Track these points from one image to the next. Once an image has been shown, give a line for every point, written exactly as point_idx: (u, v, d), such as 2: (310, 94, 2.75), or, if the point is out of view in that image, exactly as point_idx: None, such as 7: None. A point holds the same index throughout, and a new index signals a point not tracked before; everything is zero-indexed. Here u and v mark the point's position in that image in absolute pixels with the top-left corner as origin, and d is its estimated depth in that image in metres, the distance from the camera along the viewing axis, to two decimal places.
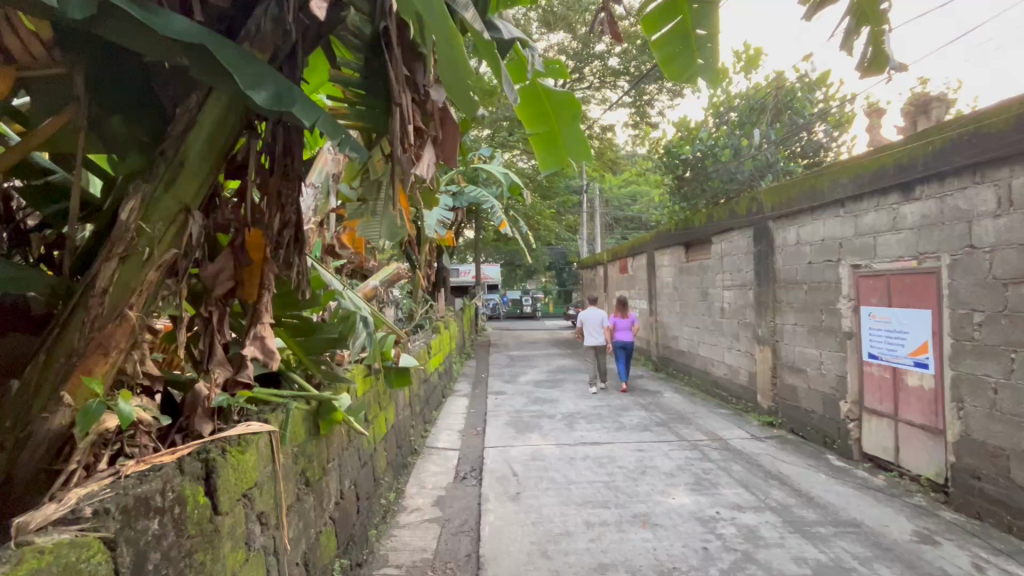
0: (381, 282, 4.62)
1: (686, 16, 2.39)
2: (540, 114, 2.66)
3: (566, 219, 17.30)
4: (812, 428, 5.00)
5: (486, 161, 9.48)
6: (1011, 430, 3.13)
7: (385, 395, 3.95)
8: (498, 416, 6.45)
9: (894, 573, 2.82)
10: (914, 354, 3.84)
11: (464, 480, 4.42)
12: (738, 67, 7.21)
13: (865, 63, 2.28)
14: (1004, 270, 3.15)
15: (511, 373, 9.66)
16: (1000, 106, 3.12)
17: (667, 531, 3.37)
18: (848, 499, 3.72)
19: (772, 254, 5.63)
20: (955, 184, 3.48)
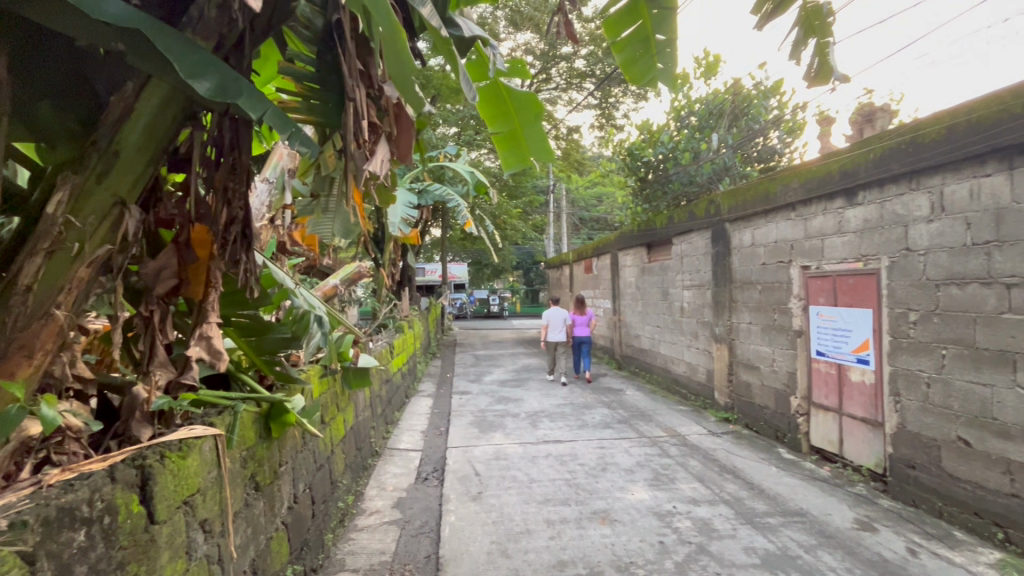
0: (341, 281, 4.52)
1: (647, 20, 2.42)
2: (502, 113, 2.65)
3: (533, 219, 17.38)
4: (765, 422, 5.21)
5: (452, 160, 9.40)
6: (942, 422, 3.34)
7: (343, 396, 3.86)
8: (461, 416, 6.43)
9: (836, 559, 2.96)
10: (856, 351, 4.05)
11: (425, 481, 4.38)
12: (698, 73, 7.41)
13: (811, 73, 2.35)
14: (936, 272, 3.35)
15: (477, 372, 9.64)
16: (935, 118, 3.31)
17: (625, 526, 3.43)
18: (796, 490, 3.88)
19: (728, 255, 5.82)
20: (893, 190, 3.68)
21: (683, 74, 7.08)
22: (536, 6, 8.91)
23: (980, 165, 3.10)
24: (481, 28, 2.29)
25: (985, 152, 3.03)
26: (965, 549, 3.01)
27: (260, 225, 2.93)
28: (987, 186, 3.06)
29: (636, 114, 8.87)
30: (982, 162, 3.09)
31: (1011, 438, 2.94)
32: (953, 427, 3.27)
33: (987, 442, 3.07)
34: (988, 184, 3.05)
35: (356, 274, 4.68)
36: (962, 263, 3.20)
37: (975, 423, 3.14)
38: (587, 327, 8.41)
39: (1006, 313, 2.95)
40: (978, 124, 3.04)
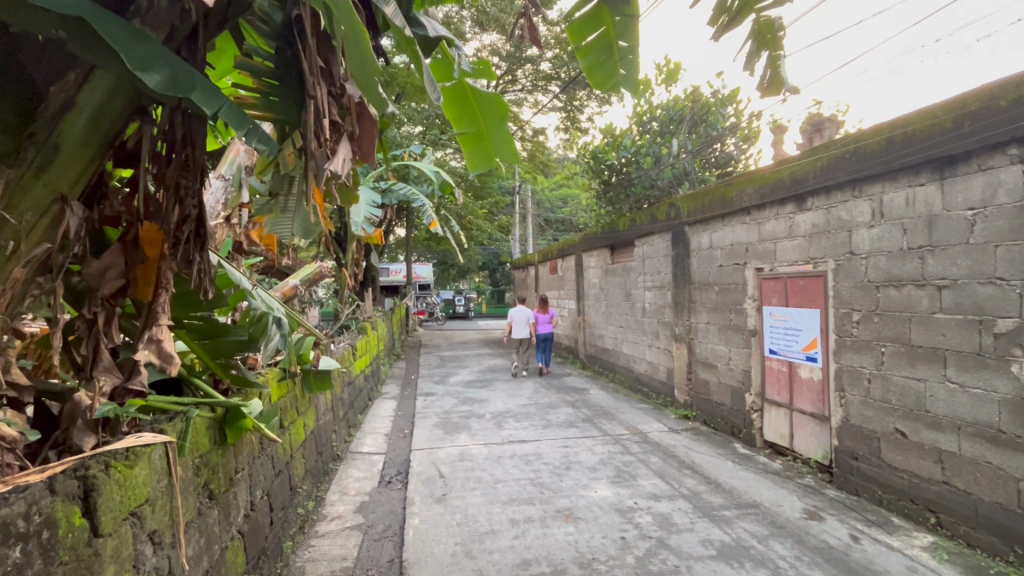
0: (301, 282, 4.40)
1: (609, 27, 2.47)
2: (467, 114, 2.66)
3: (498, 219, 17.38)
4: (721, 419, 5.40)
5: (417, 159, 9.31)
6: (881, 415, 3.55)
7: (302, 400, 3.76)
8: (426, 418, 6.37)
9: (786, 548, 3.10)
10: (805, 349, 4.25)
11: (389, 484, 4.32)
12: (659, 79, 7.60)
13: (764, 83, 2.45)
14: (877, 274, 3.57)
15: (442, 374, 9.57)
16: (875, 129, 3.52)
17: (589, 523, 3.49)
18: (750, 483, 4.05)
19: (688, 257, 6.00)
20: (838, 197, 3.90)
21: (645, 79, 7.25)
22: (502, 7, 8.95)
23: (915, 175, 3.31)
24: (446, 29, 2.29)
25: (919, 162, 3.25)
26: (901, 534, 3.22)
27: (215, 224, 2.83)
28: (920, 194, 3.28)
29: (600, 118, 9.01)
30: (916, 171, 3.30)
31: (941, 430, 3.16)
32: (891, 420, 3.48)
33: (921, 433, 3.29)
34: (922, 193, 3.27)
35: (317, 274, 4.55)
36: (899, 266, 3.41)
37: (911, 416, 3.35)
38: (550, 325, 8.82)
39: (938, 313, 3.16)
40: (914, 136, 3.25)
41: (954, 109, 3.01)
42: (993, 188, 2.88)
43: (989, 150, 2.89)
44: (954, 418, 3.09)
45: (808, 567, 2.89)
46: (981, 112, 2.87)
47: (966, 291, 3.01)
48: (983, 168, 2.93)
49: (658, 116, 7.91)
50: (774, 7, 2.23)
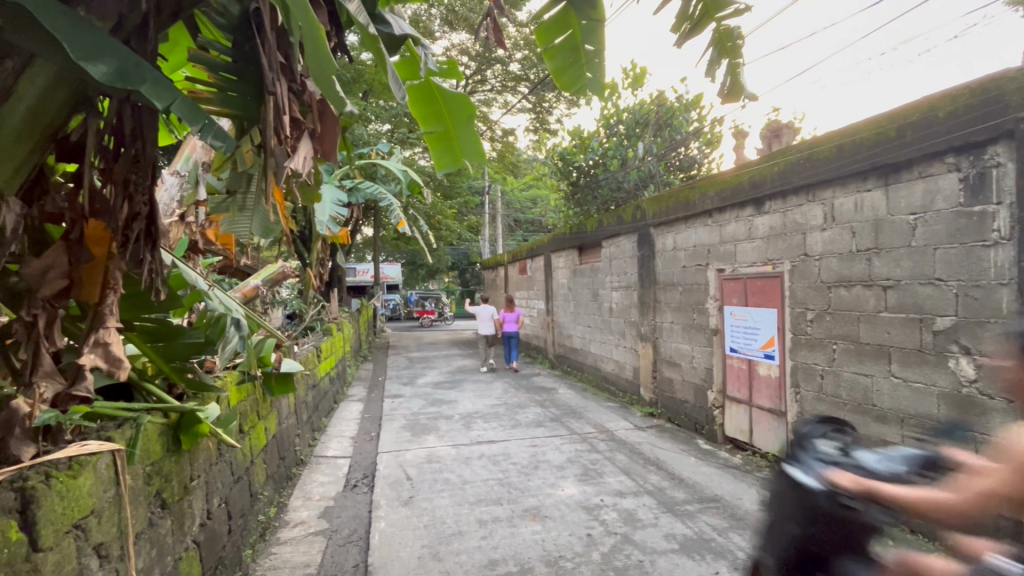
0: (263, 282, 4.27)
1: (575, 31, 2.50)
2: (434, 113, 2.65)
3: (468, 219, 17.30)
4: (685, 416, 5.54)
5: (384, 158, 9.19)
6: (833, 409, 3.72)
7: (264, 404, 3.65)
8: (393, 420, 6.29)
9: (745, 539, 3.21)
10: (764, 347, 4.41)
11: (354, 488, 4.25)
12: (626, 83, 7.73)
13: (724, 90, 2.52)
14: (829, 275, 3.73)
15: (410, 375, 9.47)
16: (826, 137, 3.69)
17: (556, 521, 3.52)
18: (711, 478, 4.17)
19: (653, 258, 6.13)
20: (794, 201, 4.06)
21: (611, 83, 7.38)
22: (471, 7, 8.93)
23: (862, 182, 3.49)
24: (412, 26, 2.29)
25: (866, 169, 3.42)
26: None
27: (170, 223, 2.71)
28: (867, 200, 3.45)
29: (569, 119, 9.08)
30: (864, 178, 3.48)
31: (887, 423, 3.33)
32: (842, 414, 3.65)
33: (869, 426, 3.46)
34: (869, 198, 3.44)
35: (279, 274, 4.42)
36: (849, 267, 3.58)
37: (860, 410, 3.52)
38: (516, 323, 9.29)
39: (884, 311, 3.33)
40: (862, 144, 3.43)
41: (898, 119, 3.18)
42: (932, 194, 3.05)
43: (929, 159, 3.06)
44: (898, 412, 3.26)
45: None
46: (922, 122, 3.04)
47: (908, 291, 3.18)
48: (923, 175, 3.10)
49: (625, 119, 8.06)
50: (732, 17, 2.31)
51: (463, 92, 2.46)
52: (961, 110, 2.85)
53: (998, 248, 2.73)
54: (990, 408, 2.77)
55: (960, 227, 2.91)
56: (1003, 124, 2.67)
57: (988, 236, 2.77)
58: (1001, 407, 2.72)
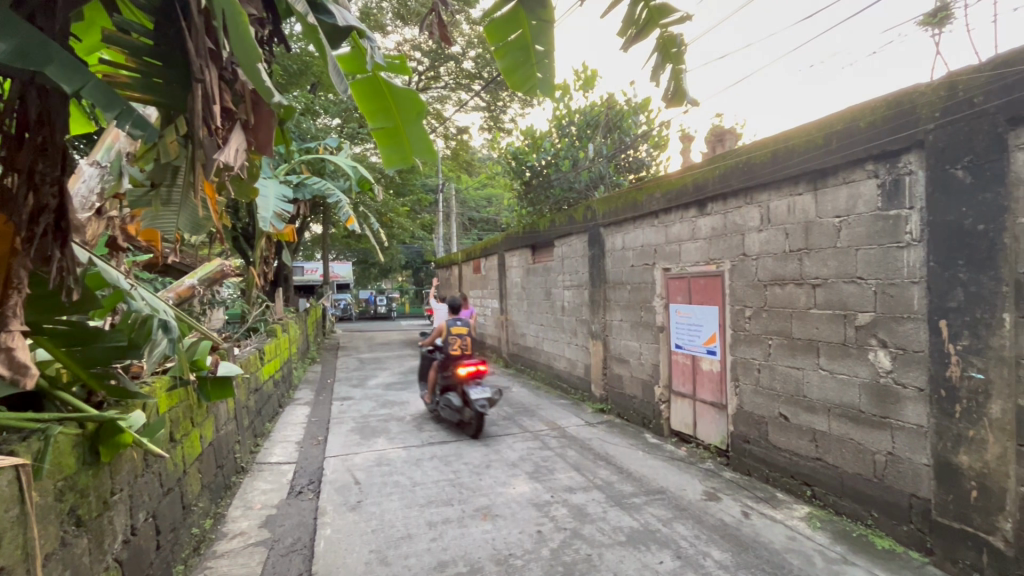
0: (199, 282, 4.01)
1: (526, 31, 2.49)
2: (383, 108, 2.58)
3: (421, 218, 17.08)
4: (634, 411, 5.70)
5: (333, 152, 8.90)
6: (768, 401, 3.93)
7: (199, 409, 3.45)
8: (342, 423, 6.12)
9: (688, 529, 3.33)
10: (706, 344, 4.60)
11: (300, 494, 4.10)
12: (578, 85, 7.85)
13: (669, 95, 2.58)
14: (764, 274, 3.94)
15: (360, 376, 9.25)
16: (763, 143, 3.89)
17: (506, 520, 3.53)
18: (658, 471, 4.31)
19: (603, 257, 6.26)
20: (733, 203, 4.25)
21: (563, 85, 7.47)
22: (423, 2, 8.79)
23: (794, 186, 3.69)
24: (356, 18, 2.18)
25: (797, 174, 3.63)
26: (783, 507, 3.58)
27: (86, 216, 2.46)
28: (799, 203, 3.66)
29: (522, 119, 9.11)
30: (795, 182, 3.68)
31: (815, 412, 3.55)
32: (776, 405, 3.86)
33: (800, 416, 3.68)
34: (800, 202, 3.65)
35: (219, 273, 4.17)
36: (783, 267, 3.79)
37: (791, 400, 3.74)
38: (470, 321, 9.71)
39: (813, 308, 3.55)
40: (794, 150, 3.64)
41: (824, 127, 3.40)
42: (854, 199, 3.27)
43: (852, 166, 3.28)
44: (825, 402, 3.48)
45: (705, 545, 3.13)
46: (845, 132, 3.27)
47: (834, 289, 3.40)
48: (847, 181, 3.32)
49: (576, 120, 8.20)
50: (676, 24, 2.34)
51: (412, 90, 2.43)
52: (879, 121, 3.07)
53: (910, 249, 2.95)
54: (904, 396, 3.00)
55: (877, 229, 3.13)
56: (915, 135, 2.91)
57: (902, 238, 2.99)
58: (914, 395, 2.95)
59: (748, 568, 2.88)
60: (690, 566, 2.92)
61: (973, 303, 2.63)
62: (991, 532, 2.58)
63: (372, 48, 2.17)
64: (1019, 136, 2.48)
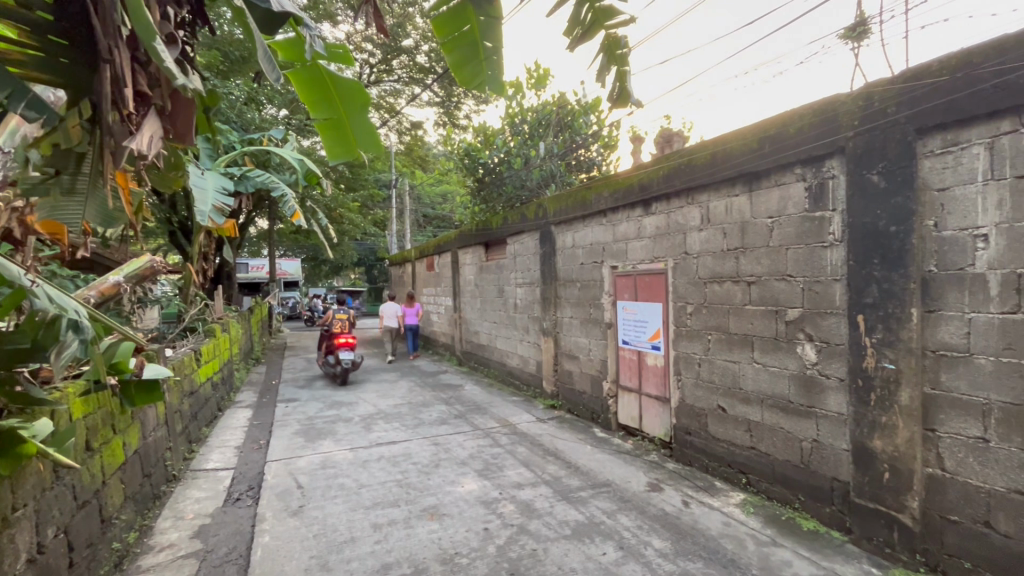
0: (125, 279, 3.72)
1: (474, 26, 2.42)
2: (324, 99, 2.49)
3: (373, 214, 16.70)
4: (584, 406, 5.80)
5: (279, 145, 8.55)
6: (708, 394, 4.09)
7: (122, 415, 3.22)
8: (286, 426, 5.89)
9: (630, 520, 3.42)
10: (651, 339, 4.75)
11: (237, 502, 3.91)
12: (531, 84, 7.88)
13: (613, 96, 2.45)
14: (704, 272, 4.09)
15: (307, 377, 8.92)
16: (703, 146, 4.03)
17: (453, 519, 3.50)
18: (605, 464, 4.41)
19: (554, 254, 6.32)
20: (675, 203, 4.39)
21: (515, 83, 7.49)
22: None
23: (731, 188, 3.85)
24: (293, 3, 2.04)
25: (734, 176, 3.79)
26: (720, 495, 3.75)
27: None
28: (735, 204, 3.82)
29: (476, 116, 9.05)
30: (732, 184, 3.84)
31: (750, 404, 3.73)
32: (715, 398, 4.03)
33: (736, 407, 3.85)
34: (736, 203, 3.81)
35: (148, 270, 3.90)
36: (721, 265, 3.95)
37: (728, 393, 3.91)
38: (417, 317, 10.63)
39: (748, 304, 3.72)
40: (730, 153, 3.79)
41: (757, 133, 3.57)
42: (784, 201, 3.45)
43: (782, 170, 3.46)
44: (759, 393, 3.66)
45: (647, 534, 3.22)
46: (776, 137, 3.44)
47: (767, 287, 3.57)
48: (778, 184, 3.49)
49: (529, 118, 8.26)
50: (622, 24, 2.23)
51: (356, 81, 2.36)
52: (806, 127, 3.25)
53: (833, 249, 3.15)
54: (828, 386, 3.19)
55: (805, 230, 3.31)
56: (838, 141, 3.09)
57: (826, 239, 3.19)
58: (836, 384, 3.15)
59: (686, 555, 2.98)
60: (632, 555, 3.00)
61: (886, 299, 2.83)
62: (900, 510, 2.79)
63: None
64: (926, 145, 2.69)
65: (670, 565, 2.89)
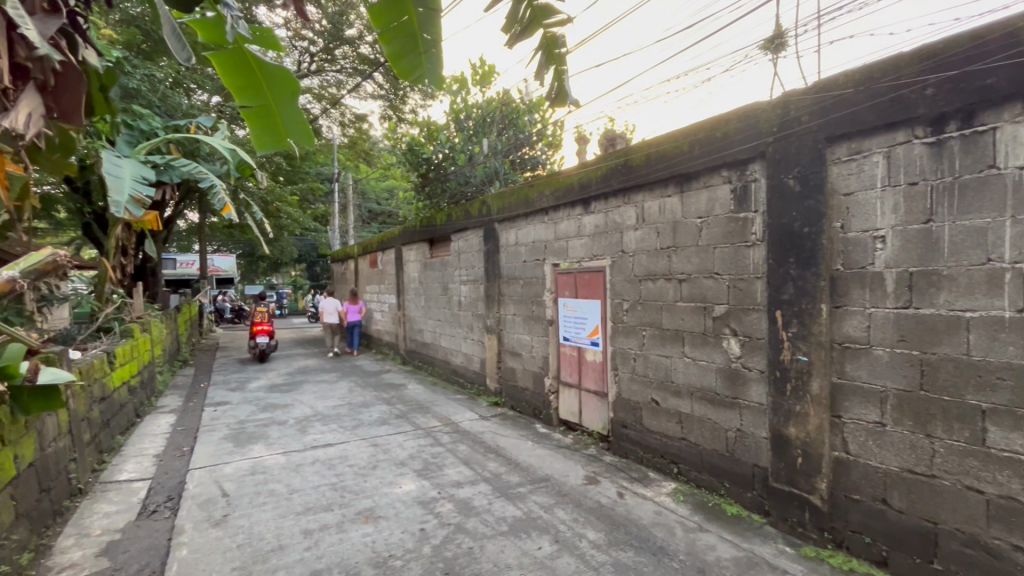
0: (23, 274, 3.35)
1: (412, 18, 2.07)
2: (250, 85, 2.29)
3: (314, 208, 16.08)
4: (526, 403, 5.84)
5: (208, 133, 8.02)
6: (643, 387, 4.23)
7: (13, 424, 2.91)
8: (213, 431, 5.55)
9: (567, 513, 3.48)
10: (590, 335, 4.86)
11: (153, 514, 3.64)
12: (476, 80, 7.82)
13: (550, 95, 2.21)
14: (639, 270, 4.22)
15: (240, 380, 8.44)
16: (639, 147, 4.15)
17: (389, 521, 3.42)
18: (544, 459, 4.46)
19: (497, 252, 6.32)
20: (613, 203, 4.50)
21: (459, 78, 7.43)
22: None
23: (664, 188, 3.98)
24: None
25: (667, 177, 3.92)
26: (653, 485, 3.88)
27: None
28: (668, 204, 3.95)
29: (422, 111, 8.89)
30: (665, 184, 3.97)
31: (681, 396, 3.89)
32: (649, 391, 4.16)
33: (668, 400, 4.00)
34: (669, 203, 3.95)
35: (50, 265, 3.52)
36: (655, 262, 4.08)
37: (661, 386, 4.06)
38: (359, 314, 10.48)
39: (679, 301, 3.87)
40: (664, 155, 3.92)
41: (689, 135, 3.71)
42: (712, 202, 3.60)
43: (711, 171, 3.61)
44: (689, 386, 3.82)
45: (582, 527, 3.28)
46: (706, 140, 3.59)
47: (696, 284, 3.73)
48: (707, 185, 3.64)
49: (474, 115, 8.22)
50: (561, 23, 1.98)
51: (285, 68, 2.21)
52: (732, 132, 3.42)
53: (754, 248, 3.33)
54: (750, 377, 3.38)
55: (731, 230, 3.48)
56: (759, 146, 3.27)
57: (750, 238, 3.36)
58: (757, 376, 3.33)
59: (619, 545, 3.06)
60: (567, 548, 3.05)
61: (800, 296, 3.02)
62: (811, 492, 3.00)
63: (232, 17, 1.80)
64: (834, 152, 2.89)
65: (603, 556, 2.95)
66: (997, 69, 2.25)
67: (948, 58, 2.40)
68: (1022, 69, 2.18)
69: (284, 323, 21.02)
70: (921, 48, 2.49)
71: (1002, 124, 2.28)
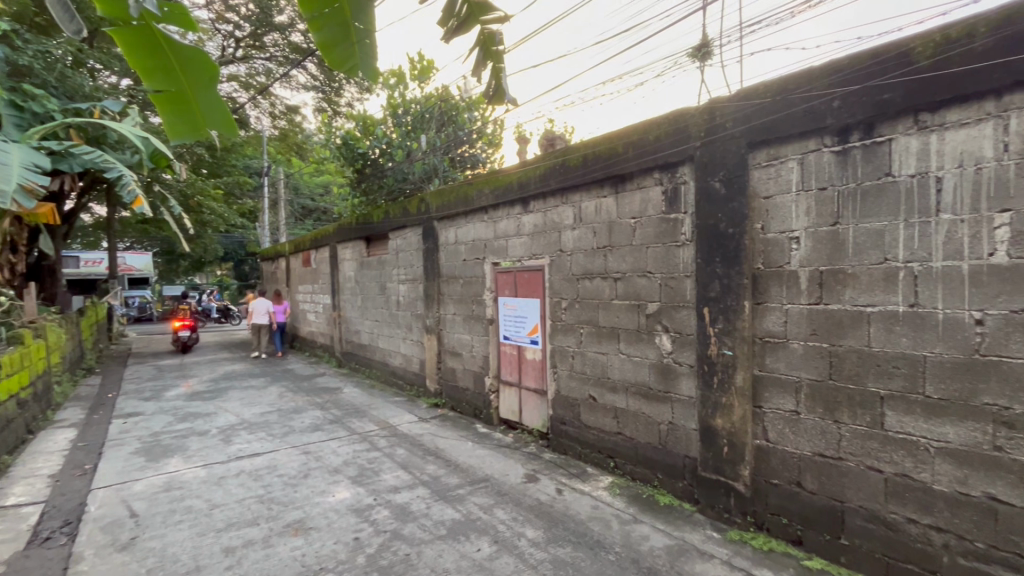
0: None
1: (344, 5, 1.80)
2: (157, 64, 1.92)
3: (241, 203, 15.12)
4: (466, 403, 5.78)
5: (115, 118, 7.30)
6: (580, 384, 4.30)
7: None
8: (121, 446, 5.06)
9: (506, 513, 3.47)
10: (530, 334, 4.88)
11: (46, 541, 3.25)
12: (414, 75, 7.64)
13: (488, 93, 2.14)
14: (577, 269, 4.29)
15: (155, 388, 7.76)
16: (577, 147, 4.20)
17: (320, 532, 3.26)
18: (484, 459, 4.43)
19: (436, 250, 6.22)
20: (552, 203, 4.54)
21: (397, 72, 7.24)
22: None
23: (601, 189, 4.06)
24: None
25: (602, 177, 4.00)
26: (590, 480, 3.96)
27: None
28: (604, 205, 4.04)
29: (358, 103, 8.58)
30: (601, 185, 4.05)
31: (616, 392, 3.99)
32: (587, 388, 4.24)
33: (605, 396, 4.09)
34: (604, 203, 4.03)
35: None
36: (591, 262, 4.16)
37: (598, 382, 4.15)
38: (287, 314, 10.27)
39: (615, 299, 3.96)
40: (599, 156, 4.00)
41: (623, 137, 3.80)
42: (645, 203, 3.72)
43: (644, 173, 3.72)
44: (624, 382, 3.93)
45: (521, 525, 3.28)
46: (640, 142, 3.69)
47: (631, 282, 3.83)
48: (640, 187, 3.76)
49: (412, 111, 8.04)
50: (498, 20, 1.90)
51: (204, 52, 1.88)
52: (663, 135, 3.54)
53: (684, 248, 3.47)
54: (680, 372, 3.52)
55: (662, 231, 3.61)
56: (688, 150, 3.41)
57: (680, 238, 3.50)
58: (686, 371, 3.48)
59: (557, 542, 3.09)
60: (506, 548, 3.03)
61: (725, 293, 3.18)
62: (735, 479, 3.17)
63: None
64: (755, 158, 3.06)
65: (541, 554, 2.97)
66: (893, 86, 2.47)
67: (852, 74, 2.60)
68: (913, 86, 2.41)
69: (207, 326, 19.58)
70: (830, 63, 2.69)
71: (896, 135, 2.51)
